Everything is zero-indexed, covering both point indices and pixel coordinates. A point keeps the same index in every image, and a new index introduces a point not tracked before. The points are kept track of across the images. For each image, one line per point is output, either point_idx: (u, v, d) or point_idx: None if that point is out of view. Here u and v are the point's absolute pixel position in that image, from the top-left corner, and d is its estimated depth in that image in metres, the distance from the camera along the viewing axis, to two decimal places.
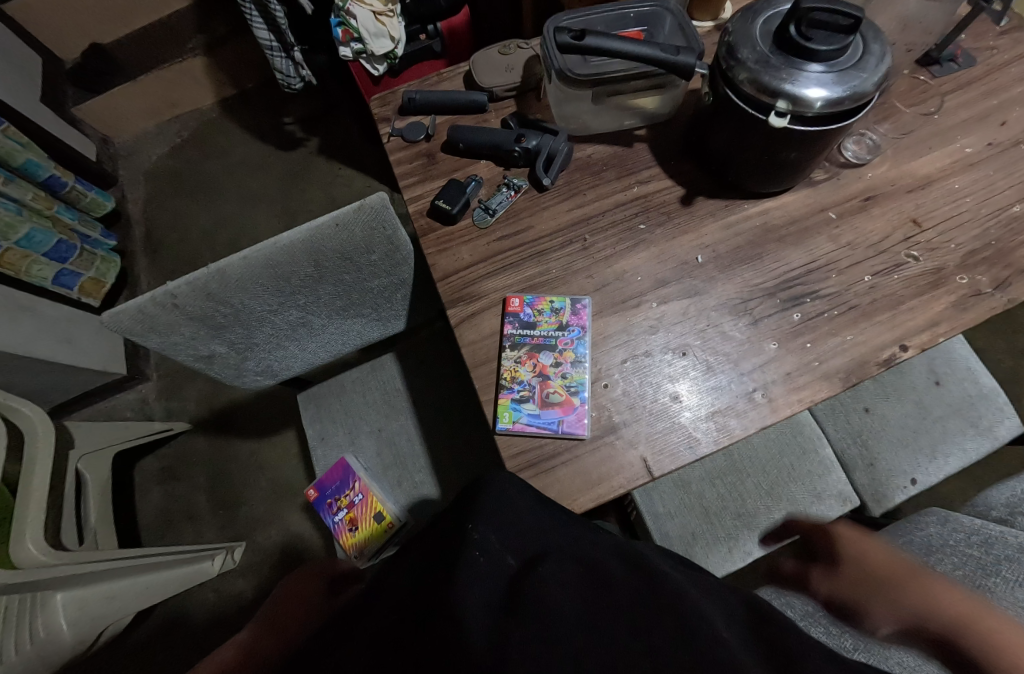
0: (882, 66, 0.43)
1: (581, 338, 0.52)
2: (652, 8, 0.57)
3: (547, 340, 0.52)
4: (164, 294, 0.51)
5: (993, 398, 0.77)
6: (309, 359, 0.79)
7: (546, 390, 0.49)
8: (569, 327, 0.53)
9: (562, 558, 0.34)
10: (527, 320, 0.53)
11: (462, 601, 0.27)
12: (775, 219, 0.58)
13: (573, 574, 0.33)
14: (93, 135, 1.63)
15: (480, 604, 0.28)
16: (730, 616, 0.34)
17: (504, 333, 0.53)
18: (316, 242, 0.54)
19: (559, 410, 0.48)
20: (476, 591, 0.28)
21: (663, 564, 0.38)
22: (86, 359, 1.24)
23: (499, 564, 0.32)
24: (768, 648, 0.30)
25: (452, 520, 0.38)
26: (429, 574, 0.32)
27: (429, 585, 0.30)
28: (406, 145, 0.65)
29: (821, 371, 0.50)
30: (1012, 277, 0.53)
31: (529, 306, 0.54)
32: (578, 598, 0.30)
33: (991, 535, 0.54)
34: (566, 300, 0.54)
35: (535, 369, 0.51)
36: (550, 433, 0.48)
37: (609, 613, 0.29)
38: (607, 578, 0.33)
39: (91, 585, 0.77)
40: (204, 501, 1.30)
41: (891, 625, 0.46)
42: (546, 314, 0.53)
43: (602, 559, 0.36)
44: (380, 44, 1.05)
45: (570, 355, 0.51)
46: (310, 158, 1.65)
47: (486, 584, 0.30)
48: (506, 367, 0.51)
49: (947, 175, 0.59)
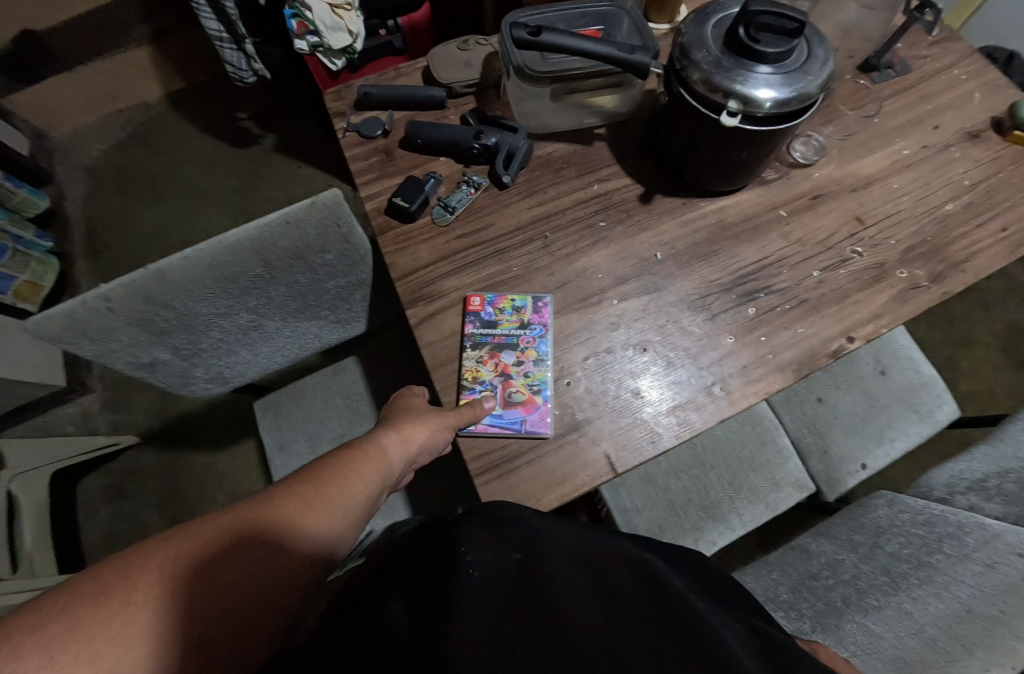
0: (825, 70, 0.45)
1: (543, 336, 0.52)
2: (610, 7, 0.57)
3: (509, 338, 0.51)
4: (96, 297, 0.47)
5: (933, 386, 0.82)
6: (264, 365, 0.76)
7: (508, 388, 0.49)
8: (531, 325, 0.52)
9: (566, 574, 0.32)
10: (489, 316, 0.52)
11: (460, 612, 0.25)
12: (729, 217, 0.59)
13: (580, 584, 0.32)
14: (25, 129, 1.51)
15: (481, 627, 0.25)
16: (744, 637, 0.33)
17: (465, 333, 0.52)
18: (266, 240, 0.52)
19: (522, 410, 0.48)
20: (473, 603, 0.26)
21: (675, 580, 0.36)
22: (20, 370, 1.15)
23: (494, 574, 0.30)
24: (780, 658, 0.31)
25: (440, 540, 0.35)
26: (424, 590, 0.29)
27: (425, 599, 0.28)
28: (363, 140, 0.63)
29: (775, 364, 0.52)
30: (947, 271, 0.57)
31: (490, 305, 0.53)
32: (588, 617, 0.28)
33: (934, 513, 0.57)
34: (527, 298, 0.54)
35: (498, 366, 0.50)
36: (513, 433, 0.47)
37: (620, 640, 0.27)
38: (616, 595, 0.31)
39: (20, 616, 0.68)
40: (156, 518, 1.23)
41: (846, 605, 0.49)
42: (508, 312, 0.53)
43: (613, 578, 0.34)
44: (337, 38, 1.03)
45: (532, 354, 0.51)
46: (266, 156, 1.58)
47: (486, 600, 0.28)
48: (468, 367, 0.50)
49: (886, 175, 0.62)
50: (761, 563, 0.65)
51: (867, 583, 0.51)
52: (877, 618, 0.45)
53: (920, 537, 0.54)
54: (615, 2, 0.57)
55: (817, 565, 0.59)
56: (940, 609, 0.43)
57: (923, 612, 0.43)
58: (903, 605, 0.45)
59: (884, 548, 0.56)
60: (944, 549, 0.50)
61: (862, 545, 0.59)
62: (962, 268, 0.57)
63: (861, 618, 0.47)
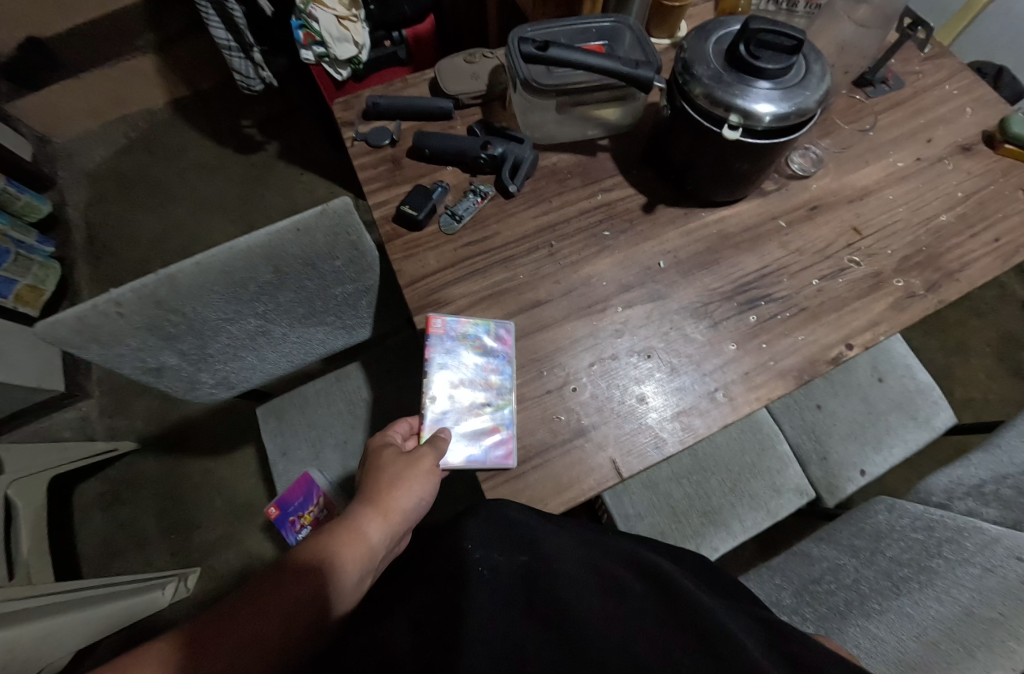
0: (823, 85, 0.46)
1: (504, 364, 0.51)
2: (613, 23, 0.59)
3: (470, 366, 0.50)
4: (107, 301, 0.48)
5: (929, 393, 0.83)
6: (269, 370, 0.76)
7: (473, 418, 0.48)
8: (492, 353, 0.51)
9: (572, 572, 0.36)
10: (451, 342, 0.51)
11: (471, 626, 0.29)
12: (730, 227, 0.61)
13: (587, 582, 0.36)
14: (29, 134, 1.52)
15: (489, 627, 0.30)
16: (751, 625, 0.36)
17: (425, 359, 0.50)
18: (276, 245, 0.52)
19: (487, 441, 0.47)
20: (481, 609, 0.31)
21: (679, 576, 0.40)
22: (20, 374, 1.14)
23: (502, 575, 0.35)
24: (773, 639, 0.34)
25: (446, 542, 0.40)
26: (438, 594, 0.33)
27: (441, 603, 0.32)
28: (371, 149, 0.64)
29: (776, 370, 0.53)
30: (941, 279, 0.58)
31: (452, 330, 0.52)
32: (596, 607, 0.33)
33: (932, 518, 0.58)
34: (488, 324, 0.53)
35: (461, 395, 0.49)
36: (478, 466, 0.46)
37: (624, 623, 0.32)
38: (621, 590, 0.36)
39: (30, 622, 0.69)
40: (153, 524, 1.22)
41: (848, 609, 0.50)
42: (469, 339, 0.52)
43: (619, 576, 0.38)
44: (342, 48, 1.04)
45: (496, 382, 0.50)
46: (269, 163, 1.60)
47: (494, 599, 0.32)
48: (431, 396, 0.49)
49: (882, 186, 0.64)
50: (763, 567, 0.66)
51: (869, 587, 0.51)
52: (880, 621, 0.46)
53: (919, 542, 0.55)
54: (618, 17, 0.59)
55: (818, 569, 0.60)
56: (942, 612, 0.43)
57: (925, 615, 0.44)
58: (904, 608, 0.46)
59: (884, 553, 0.56)
60: (943, 553, 0.51)
61: (863, 549, 0.59)
62: (957, 277, 0.59)
63: (864, 622, 0.47)
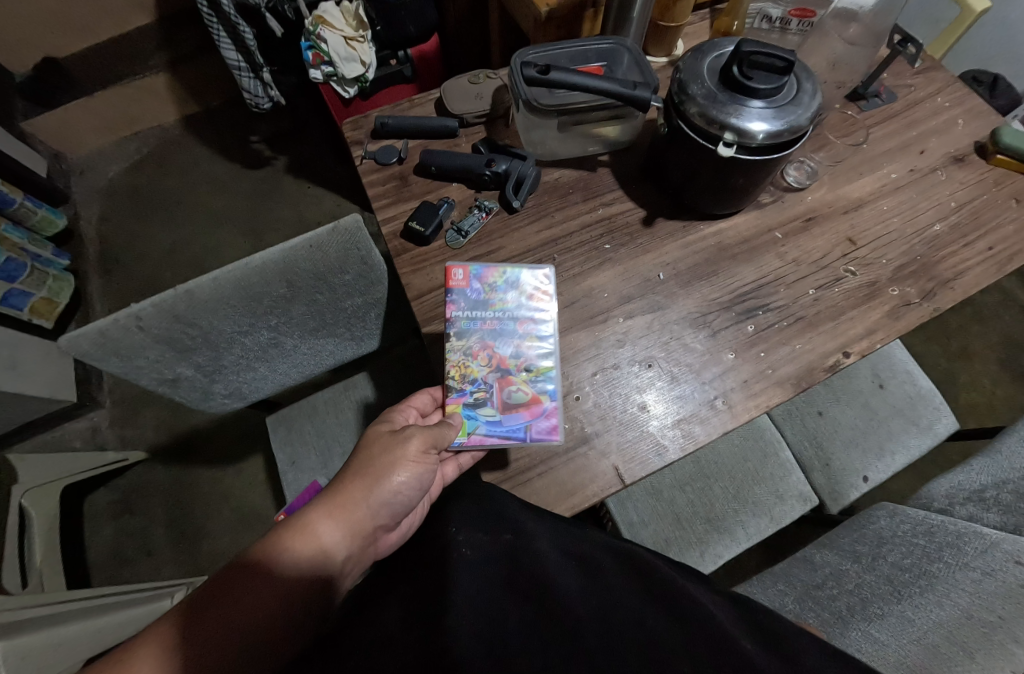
0: (814, 103, 0.48)
1: (541, 321, 0.52)
2: (611, 45, 0.61)
3: (506, 326, 0.52)
4: (129, 316, 0.50)
5: (930, 399, 0.84)
6: (280, 381, 0.78)
7: (508, 388, 0.49)
8: (528, 308, 0.53)
9: (558, 558, 0.41)
10: (480, 294, 0.53)
11: (456, 599, 0.33)
12: (728, 239, 0.62)
13: (569, 568, 0.40)
14: (45, 151, 1.56)
15: (471, 598, 0.34)
16: (724, 609, 0.42)
17: (458, 319, 0.52)
18: (290, 261, 0.54)
19: (526, 415, 0.48)
20: (464, 582, 0.35)
21: (655, 562, 0.45)
22: (34, 386, 1.17)
23: (485, 553, 0.39)
24: (743, 620, 0.41)
25: (436, 533, 0.45)
26: (429, 577, 0.38)
27: (432, 583, 0.36)
28: (379, 167, 0.66)
29: (774, 378, 0.54)
30: (936, 288, 0.60)
31: (480, 280, 0.54)
32: (580, 589, 0.37)
33: (933, 523, 0.59)
34: (524, 270, 0.54)
35: (491, 362, 0.51)
36: (517, 441, 0.47)
37: (607, 603, 0.36)
38: (604, 575, 0.40)
39: (33, 633, 0.69)
40: (163, 534, 1.23)
41: (851, 614, 0.51)
42: (504, 289, 0.53)
43: (597, 560, 0.43)
44: (350, 67, 1.10)
45: (533, 341, 0.52)
46: (277, 177, 1.63)
47: (477, 575, 0.37)
48: (465, 362, 0.51)
49: (876, 198, 0.65)
50: (766, 573, 0.66)
51: (871, 592, 0.52)
52: (881, 625, 0.47)
53: (920, 547, 0.56)
54: (616, 40, 0.61)
55: (820, 575, 0.61)
56: (942, 616, 0.44)
57: (925, 619, 0.45)
58: (904, 612, 0.47)
59: (885, 558, 0.57)
60: (944, 558, 0.52)
61: (864, 555, 0.60)
62: (951, 285, 0.60)
63: (866, 626, 0.48)
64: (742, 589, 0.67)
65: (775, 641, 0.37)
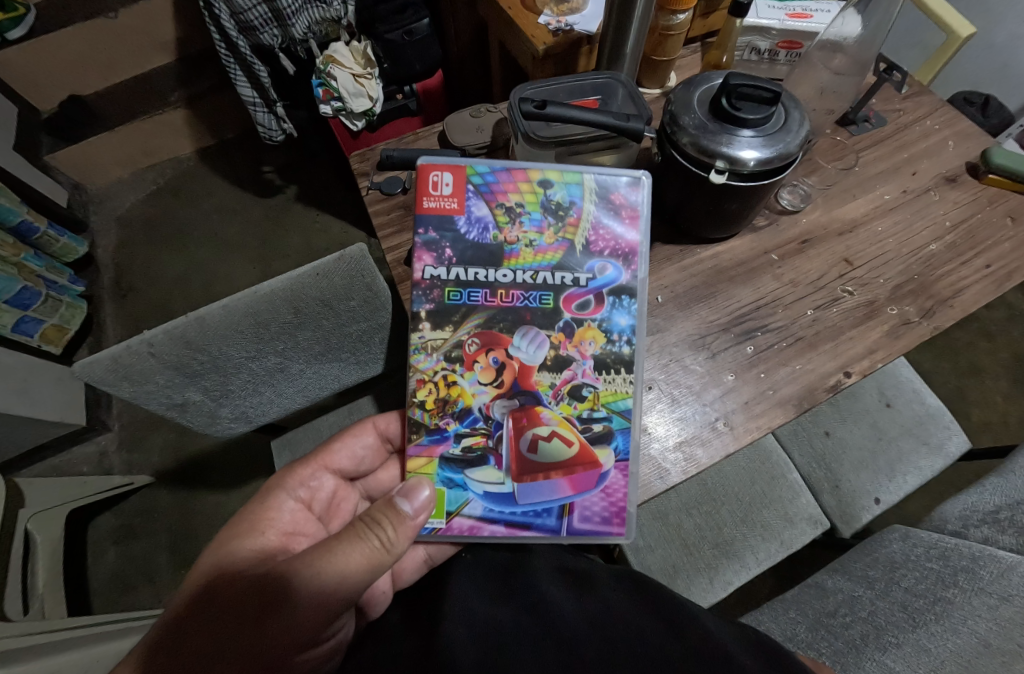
0: (802, 130, 0.50)
1: (617, 305, 0.51)
2: (606, 79, 0.64)
3: (534, 297, 0.51)
4: (140, 342, 0.51)
5: (939, 418, 0.83)
6: (285, 405, 0.79)
7: (534, 434, 0.47)
8: (588, 280, 0.52)
9: (557, 589, 0.40)
10: (482, 231, 0.52)
11: (449, 632, 0.34)
12: (725, 262, 0.64)
13: (569, 596, 0.39)
14: (65, 182, 1.62)
15: (461, 628, 0.34)
16: (738, 638, 0.40)
17: (433, 296, 0.51)
18: (297, 289, 0.56)
19: (564, 483, 0.46)
20: (455, 616, 0.36)
21: (662, 588, 0.44)
22: (45, 410, 1.18)
23: (479, 592, 0.40)
24: (757, 649, 0.39)
25: (435, 582, 0.46)
26: (424, 619, 0.39)
27: (428, 623, 0.37)
28: (384, 197, 0.68)
29: (776, 399, 0.54)
30: (936, 306, 0.60)
31: (487, 195, 0.53)
32: (578, 612, 0.37)
33: (947, 547, 0.57)
34: (583, 178, 0.54)
35: (500, 387, 0.49)
36: (550, 536, 0.45)
37: (606, 624, 0.36)
38: (607, 601, 0.40)
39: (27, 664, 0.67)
40: (165, 560, 1.22)
41: (864, 643, 0.49)
42: (546, 217, 0.53)
43: (600, 587, 0.42)
44: (358, 102, 1.16)
45: (593, 333, 0.50)
46: (286, 205, 1.68)
47: (469, 609, 0.37)
48: (467, 389, 0.49)
49: (870, 219, 0.67)
50: (777, 601, 0.65)
51: (885, 620, 0.51)
52: (896, 654, 0.45)
53: (935, 571, 0.54)
54: (610, 74, 0.64)
55: (833, 603, 0.59)
56: (959, 644, 0.43)
57: (941, 648, 0.43)
58: (921, 641, 0.45)
59: (899, 584, 0.55)
60: (959, 584, 0.50)
61: (878, 580, 0.58)
62: (950, 303, 0.60)
63: (881, 656, 0.46)
64: (753, 617, 0.65)
65: (784, 669, 0.36)
